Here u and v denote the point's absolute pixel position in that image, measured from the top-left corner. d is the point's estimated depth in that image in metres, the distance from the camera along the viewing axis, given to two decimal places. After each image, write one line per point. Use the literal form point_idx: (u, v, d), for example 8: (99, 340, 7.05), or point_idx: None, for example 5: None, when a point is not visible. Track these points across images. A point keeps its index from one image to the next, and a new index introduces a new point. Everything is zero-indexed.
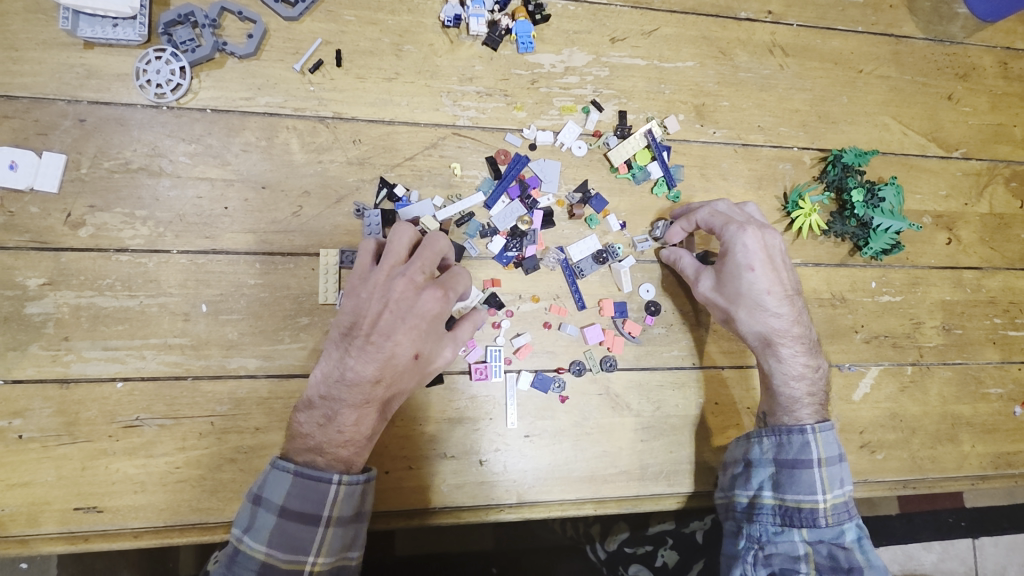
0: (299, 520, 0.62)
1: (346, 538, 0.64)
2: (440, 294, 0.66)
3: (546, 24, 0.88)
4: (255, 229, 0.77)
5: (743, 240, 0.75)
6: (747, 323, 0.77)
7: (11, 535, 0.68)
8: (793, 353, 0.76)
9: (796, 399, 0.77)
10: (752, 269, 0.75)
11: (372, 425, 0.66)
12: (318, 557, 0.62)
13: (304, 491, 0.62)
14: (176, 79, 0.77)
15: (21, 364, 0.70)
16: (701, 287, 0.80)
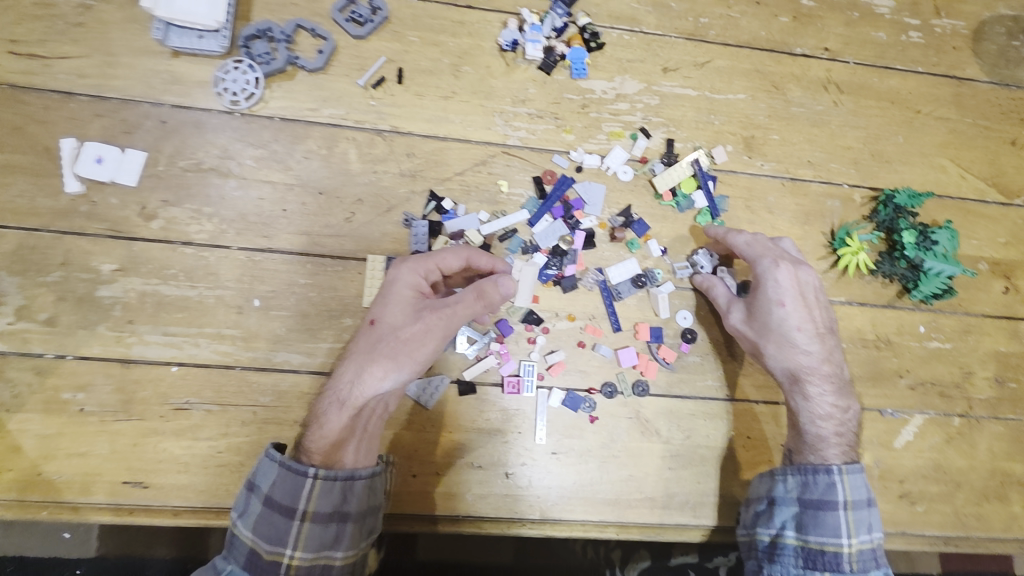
0: (276, 510, 0.64)
1: (324, 537, 0.65)
2: (404, 271, 0.74)
3: (600, 52, 0.91)
4: (310, 232, 0.82)
5: (775, 275, 0.76)
6: (775, 357, 0.77)
7: (64, 501, 0.73)
8: (821, 392, 0.76)
9: (824, 438, 0.76)
10: (782, 303, 0.76)
11: (327, 398, 0.70)
12: (294, 551, 0.64)
13: (284, 482, 0.65)
14: (251, 88, 0.82)
15: (89, 342, 0.75)
16: (730, 318, 0.80)
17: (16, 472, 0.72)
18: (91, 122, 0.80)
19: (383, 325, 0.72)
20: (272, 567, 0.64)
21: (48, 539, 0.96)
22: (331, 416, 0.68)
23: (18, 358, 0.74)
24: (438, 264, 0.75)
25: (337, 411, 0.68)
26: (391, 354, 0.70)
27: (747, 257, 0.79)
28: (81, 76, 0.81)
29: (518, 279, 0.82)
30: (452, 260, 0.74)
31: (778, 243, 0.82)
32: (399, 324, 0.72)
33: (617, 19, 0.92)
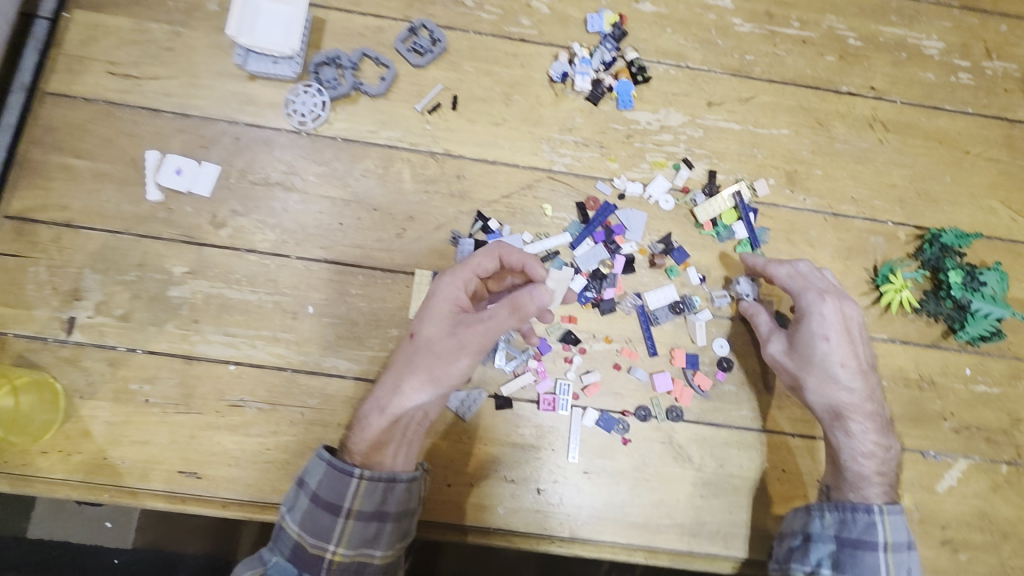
0: (322, 506, 0.68)
1: (365, 535, 0.68)
2: (444, 280, 0.76)
3: (647, 85, 0.94)
4: (363, 245, 0.86)
5: (819, 309, 0.77)
6: (816, 391, 0.77)
7: (125, 486, 0.78)
8: (863, 429, 0.75)
9: (865, 476, 0.75)
10: (825, 338, 0.76)
11: (369, 402, 0.74)
12: (337, 546, 0.68)
13: (331, 480, 0.69)
14: (319, 111, 0.89)
15: (157, 338, 0.81)
16: (770, 348, 0.81)
17: (84, 454, 0.78)
18: (173, 136, 0.88)
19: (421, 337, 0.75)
20: (315, 561, 0.68)
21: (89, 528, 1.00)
22: (373, 421, 0.73)
23: (95, 349, 0.80)
24: (474, 273, 0.76)
25: (378, 417, 0.73)
26: (427, 367, 0.73)
27: (791, 289, 0.79)
28: (168, 95, 0.88)
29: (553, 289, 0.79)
30: (486, 264, 0.77)
31: (823, 274, 0.82)
32: (435, 334, 0.74)
33: (664, 55, 0.96)
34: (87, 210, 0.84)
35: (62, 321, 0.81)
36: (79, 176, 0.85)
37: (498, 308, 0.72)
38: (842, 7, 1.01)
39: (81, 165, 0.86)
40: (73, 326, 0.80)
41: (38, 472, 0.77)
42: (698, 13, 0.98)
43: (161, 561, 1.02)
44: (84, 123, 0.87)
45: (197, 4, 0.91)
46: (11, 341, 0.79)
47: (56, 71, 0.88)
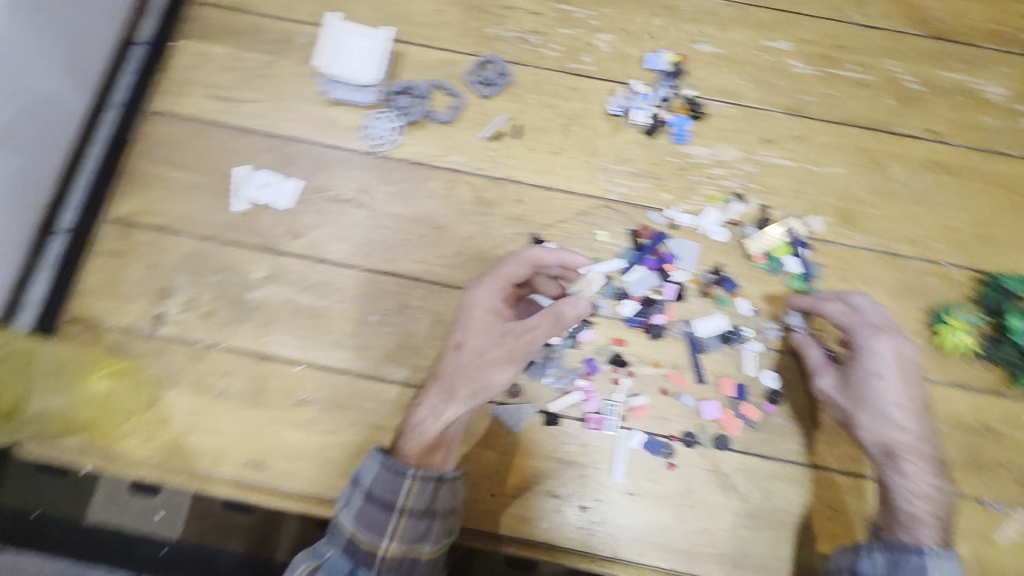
0: (376, 502, 0.69)
1: (416, 532, 0.69)
2: (485, 292, 0.81)
3: (702, 121, 0.98)
4: (425, 261, 0.92)
5: (875, 346, 0.77)
6: (869, 429, 0.77)
7: (197, 471, 0.84)
8: (919, 470, 0.74)
9: (920, 519, 0.72)
10: (881, 376, 0.76)
11: (422, 409, 0.76)
12: (389, 542, 0.68)
13: (386, 477, 0.70)
14: (393, 135, 0.96)
15: (234, 336, 0.88)
16: (820, 382, 0.81)
17: (164, 439, 0.85)
18: (260, 154, 0.96)
19: (469, 346, 0.78)
20: (367, 557, 0.68)
21: None
22: (427, 425, 0.75)
23: (179, 343, 0.88)
24: (509, 281, 0.81)
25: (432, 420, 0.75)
26: (478, 373, 0.76)
27: (845, 325, 0.80)
28: (259, 117, 0.97)
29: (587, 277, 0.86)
30: (519, 270, 0.82)
31: (880, 309, 0.81)
32: (483, 342, 0.77)
33: (720, 93, 1.00)
34: (181, 217, 0.93)
35: (152, 316, 0.89)
36: (176, 186, 0.94)
37: (542, 316, 0.79)
38: (900, 53, 1.03)
39: (179, 176, 0.95)
40: (161, 320, 0.88)
41: (122, 452, 0.84)
42: (755, 55, 1.02)
43: None
44: (185, 139, 0.97)
45: (290, 37, 1.01)
46: (107, 330, 0.88)
47: (165, 93, 0.99)
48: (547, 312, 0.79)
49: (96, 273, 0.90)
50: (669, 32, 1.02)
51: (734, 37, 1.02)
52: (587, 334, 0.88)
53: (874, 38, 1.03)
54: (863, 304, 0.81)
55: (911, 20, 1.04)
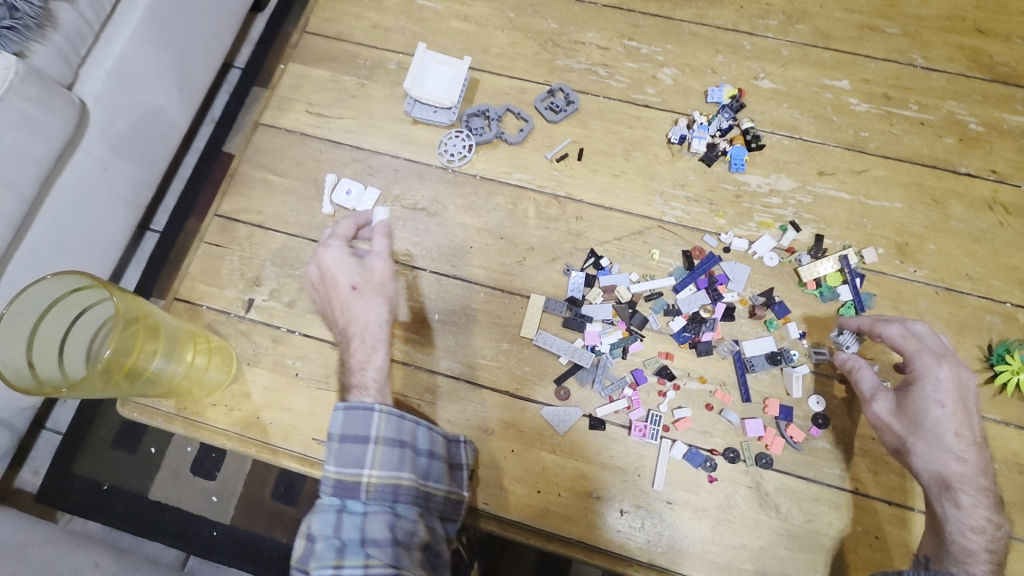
0: (351, 440, 0.75)
1: (394, 459, 0.76)
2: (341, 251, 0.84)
3: (759, 152, 1.02)
4: (488, 268, 0.99)
5: (936, 373, 0.77)
6: (924, 456, 0.76)
7: (269, 444, 0.92)
8: (974, 503, 0.74)
9: (972, 552, 0.72)
10: (942, 404, 0.76)
11: (368, 364, 0.81)
12: (371, 471, 0.74)
13: (353, 416, 0.76)
14: (466, 152, 1.05)
15: (312, 324, 0.97)
16: (875, 407, 0.81)
17: (243, 412, 0.94)
18: (347, 164, 1.07)
19: (360, 285, 0.83)
20: (354, 487, 0.74)
21: None
22: (370, 364, 0.81)
23: (264, 326, 0.98)
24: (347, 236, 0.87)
25: (372, 357, 0.81)
26: (383, 299, 0.83)
27: (905, 350, 0.80)
28: (348, 132, 1.09)
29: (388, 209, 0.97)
30: (346, 225, 0.88)
31: (939, 338, 0.82)
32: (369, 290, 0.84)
33: (779, 126, 1.04)
34: (275, 215, 1.04)
35: (243, 301, 0.99)
36: (273, 188, 1.06)
37: (376, 237, 0.87)
38: (963, 95, 1.05)
39: (276, 180, 1.07)
40: (251, 306, 0.99)
41: (206, 420, 0.94)
42: (815, 92, 1.06)
43: None
44: (283, 148, 1.09)
45: (382, 63, 1.13)
46: (204, 311, 0.99)
47: (270, 108, 1.12)
48: (377, 232, 0.87)
49: (198, 261, 1.02)
50: (730, 68, 1.08)
51: (795, 75, 1.07)
52: (636, 344, 0.93)
53: (936, 80, 1.06)
54: (922, 331, 0.82)
55: (974, 64, 1.07)
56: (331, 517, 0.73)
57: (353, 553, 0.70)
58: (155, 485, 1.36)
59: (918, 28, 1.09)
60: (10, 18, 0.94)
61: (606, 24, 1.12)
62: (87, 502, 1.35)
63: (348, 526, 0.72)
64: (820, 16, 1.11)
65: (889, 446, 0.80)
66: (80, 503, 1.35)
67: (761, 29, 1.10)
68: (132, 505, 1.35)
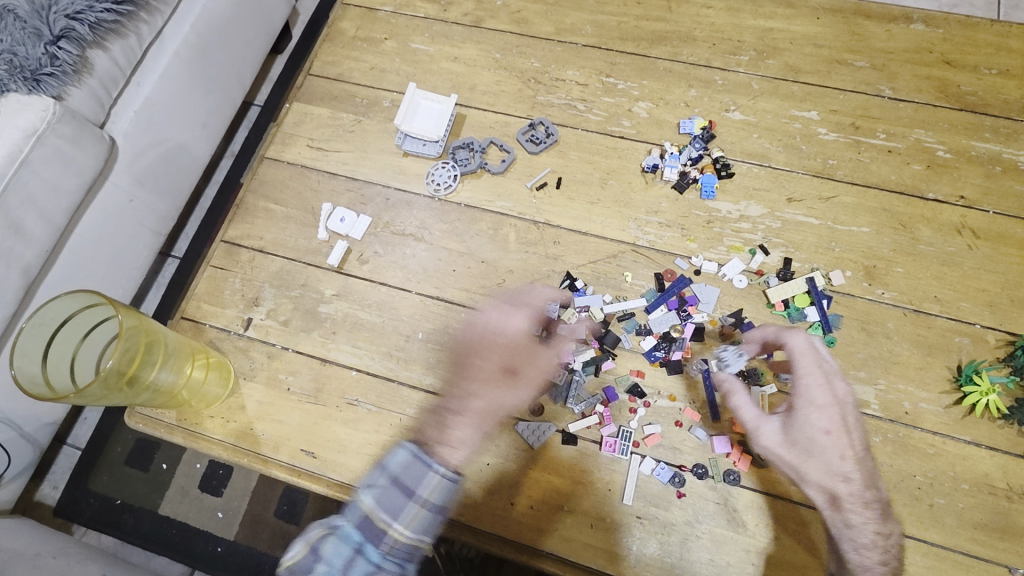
0: (399, 487, 0.80)
1: (427, 523, 0.79)
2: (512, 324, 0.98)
3: (730, 179, 1.07)
4: (469, 290, 1.05)
5: (816, 404, 0.87)
6: (816, 483, 0.86)
7: (260, 454, 0.98)
8: (862, 519, 0.85)
9: (869, 566, 0.83)
10: (826, 431, 0.86)
11: (468, 423, 0.90)
12: (400, 529, 0.78)
13: (415, 469, 0.82)
14: (451, 182, 1.12)
15: (303, 342, 1.04)
16: (763, 440, 0.88)
17: (237, 424, 1.00)
18: (343, 193, 1.15)
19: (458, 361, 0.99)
20: (379, 535, 0.77)
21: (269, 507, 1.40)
22: (465, 426, 0.90)
23: (261, 344, 1.05)
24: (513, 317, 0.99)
25: (470, 423, 0.91)
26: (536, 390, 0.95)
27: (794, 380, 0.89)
28: (344, 164, 1.17)
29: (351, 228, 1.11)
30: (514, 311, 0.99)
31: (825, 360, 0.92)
32: (525, 363, 0.96)
33: (749, 155, 1.09)
34: (274, 241, 1.12)
35: (242, 320, 1.07)
36: (273, 216, 1.14)
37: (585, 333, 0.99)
38: (931, 124, 1.08)
39: (277, 209, 1.15)
40: (249, 324, 1.06)
41: (203, 431, 1.00)
42: (784, 123, 1.11)
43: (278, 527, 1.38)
44: (284, 180, 1.17)
45: (377, 101, 1.22)
46: (207, 329, 1.07)
47: (274, 143, 1.21)
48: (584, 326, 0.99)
49: (203, 283, 1.11)
50: (702, 101, 1.14)
51: (765, 107, 1.12)
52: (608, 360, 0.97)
53: (904, 110, 1.10)
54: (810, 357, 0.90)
55: (942, 94, 1.10)
56: (349, 545, 0.77)
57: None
58: (165, 501, 1.42)
59: (886, 61, 1.14)
60: (50, 65, 1.06)
61: (585, 62, 1.20)
62: (100, 516, 1.41)
63: (358, 565, 0.76)
64: (789, 51, 1.16)
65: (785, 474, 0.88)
66: (94, 517, 1.41)
67: (732, 65, 1.17)
68: (142, 521, 1.40)
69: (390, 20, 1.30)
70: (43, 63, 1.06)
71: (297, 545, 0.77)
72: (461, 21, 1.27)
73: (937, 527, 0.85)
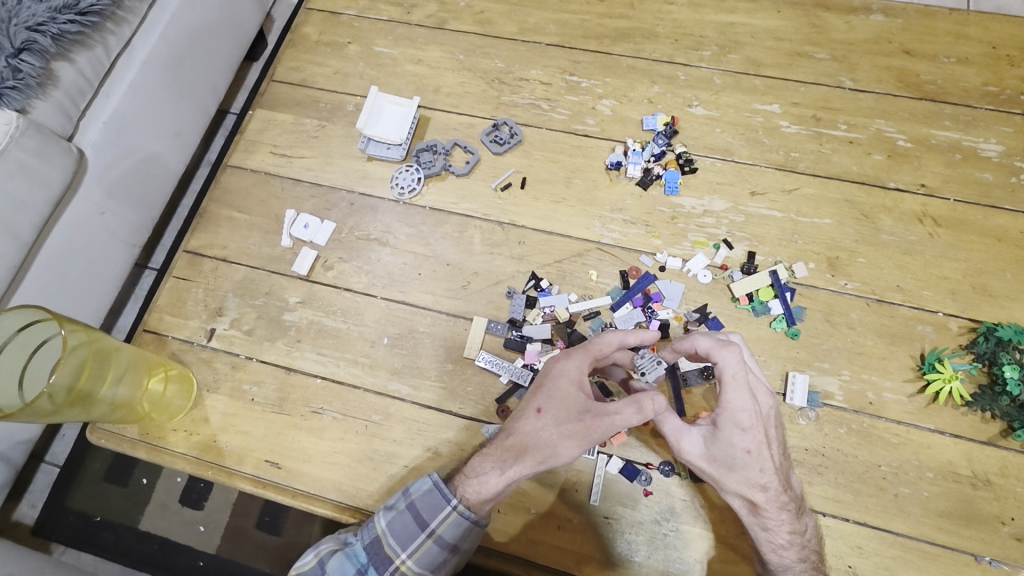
0: (413, 517, 0.80)
1: (433, 557, 0.80)
2: (571, 361, 0.81)
3: (693, 175, 1.07)
4: (434, 293, 1.04)
5: (739, 415, 0.77)
6: (732, 491, 0.79)
7: (225, 466, 0.97)
8: (780, 523, 0.78)
9: (787, 566, 0.79)
10: (747, 448, 0.77)
11: (485, 466, 0.79)
12: (405, 560, 0.80)
13: (433, 500, 0.80)
14: (415, 185, 1.11)
15: (268, 351, 1.03)
16: (686, 450, 0.81)
17: (201, 436, 0.99)
18: (307, 200, 1.14)
19: (557, 416, 0.78)
20: (385, 560, 0.80)
21: (253, 520, 1.38)
22: (487, 473, 0.78)
23: (225, 354, 1.04)
24: (593, 357, 0.81)
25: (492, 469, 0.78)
26: (568, 441, 0.75)
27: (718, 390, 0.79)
28: (309, 169, 1.16)
29: (317, 233, 1.10)
30: (606, 348, 0.81)
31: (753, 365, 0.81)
32: (558, 407, 0.79)
33: (712, 150, 1.09)
34: (238, 249, 1.11)
35: (205, 330, 1.06)
36: (237, 225, 1.13)
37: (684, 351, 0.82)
38: (891, 114, 1.09)
39: (240, 217, 1.14)
40: (213, 334, 1.05)
41: (167, 445, 0.99)
42: (746, 116, 1.11)
43: (260, 541, 1.37)
44: (248, 187, 1.16)
45: (341, 106, 1.21)
46: (170, 341, 1.06)
47: (237, 151, 1.20)
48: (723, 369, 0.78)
49: (166, 294, 1.10)
50: (665, 98, 1.14)
51: (727, 101, 1.12)
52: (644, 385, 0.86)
53: (864, 101, 1.10)
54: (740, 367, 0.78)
55: (902, 84, 1.10)
56: (355, 565, 0.81)
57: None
58: (145, 517, 1.40)
59: (847, 52, 1.14)
60: (12, 78, 1.04)
61: (549, 61, 1.20)
62: (79, 535, 1.39)
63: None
64: (751, 45, 1.16)
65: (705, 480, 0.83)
66: (72, 536, 1.39)
67: (694, 60, 1.16)
68: (123, 537, 1.38)
69: (354, 24, 1.29)
70: (5, 76, 1.04)
71: (307, 555, 0.82)
72: (424, 23, 1.26)
73: (902, 517, 0.86)
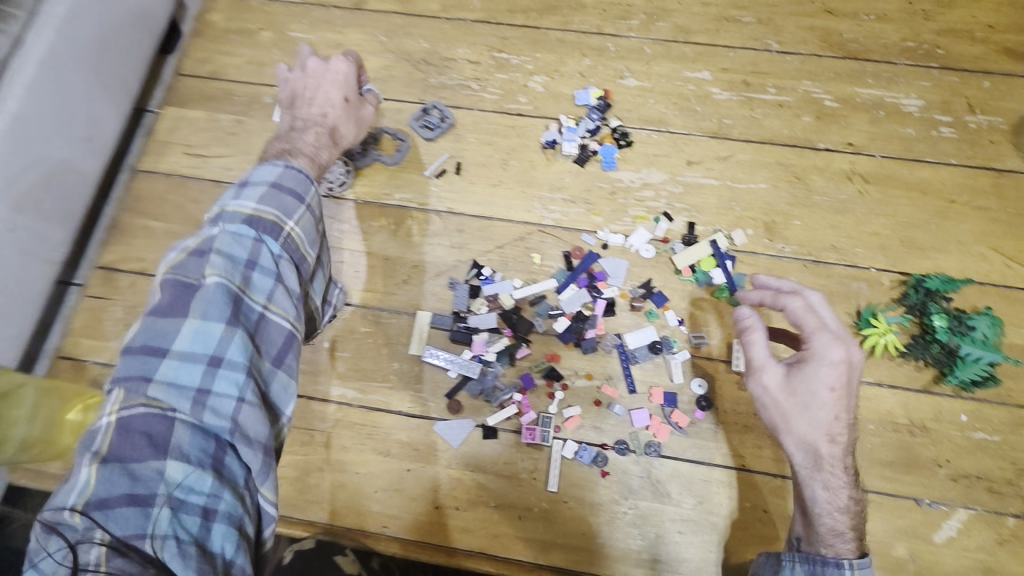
0: (284, 191, 0.66)
1: (314, 232, 0.69)
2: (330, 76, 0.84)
3: (629, 148, 1.06)
4: (373, 290, 1.00)
5: (832, 356, 0.73)
6: (801, 437, 0.74)
7: None
8: (839, 482, 0.74)
9: (840, 531, 0.73)
10: (831, 387, 0.73)
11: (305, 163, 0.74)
12: (296, 225, 0.66)
13: (294, 180, 0.67)
14: (344, 177, 1.04)
15: None
16: (762, 381, 0.76)
17: None
18: None
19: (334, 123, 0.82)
20: (274, 228, 0.64)
21: None
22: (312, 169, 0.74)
23: None
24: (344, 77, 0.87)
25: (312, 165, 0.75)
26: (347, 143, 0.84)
27: (805, 326, 0.76)
28: (228, 169, 1.09)
29: None
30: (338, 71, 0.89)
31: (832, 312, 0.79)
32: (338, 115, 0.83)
33: (646, 122, 1.07)
34: (158, 261, 1.04)
35: None
36: (153, 235, 1.05)
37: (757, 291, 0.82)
38: (817, 74, 1.09)
39: (156, 226, 1.06)
40: None
41: None
42: (678, 85, 1.10)
43: None
44: (162, 193, 1.08)
45: (257, 98, 1.13)
46: (90, 365, 0.98)
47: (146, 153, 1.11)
48: (808, 309, 0.77)
49: (82, 316, 1.02)
50: (596, 71, 1.11)
51: (658, 71, 1.11)
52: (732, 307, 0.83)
53: (791, 63, 1.10)
54: (819, 304, 0.78)
55: (826, 43, 1.11)
56: (244, 241, 0.61)
57: (260, 281, 0.61)
58: None
59: (772, 14, 1.14)
60: None
61: (475, 39, 1.15)
62: None
63: (265, 254, 0.62)
64: (678, 12, 1.15)
65: (766, 422, 0.77)
66: None
67: (624, 30, 1.14)
68: None
69: (265, 8, 1.20)
70: None
71: (177, 253, 0.60)
72: (341, 5, 1.19)
73: None
